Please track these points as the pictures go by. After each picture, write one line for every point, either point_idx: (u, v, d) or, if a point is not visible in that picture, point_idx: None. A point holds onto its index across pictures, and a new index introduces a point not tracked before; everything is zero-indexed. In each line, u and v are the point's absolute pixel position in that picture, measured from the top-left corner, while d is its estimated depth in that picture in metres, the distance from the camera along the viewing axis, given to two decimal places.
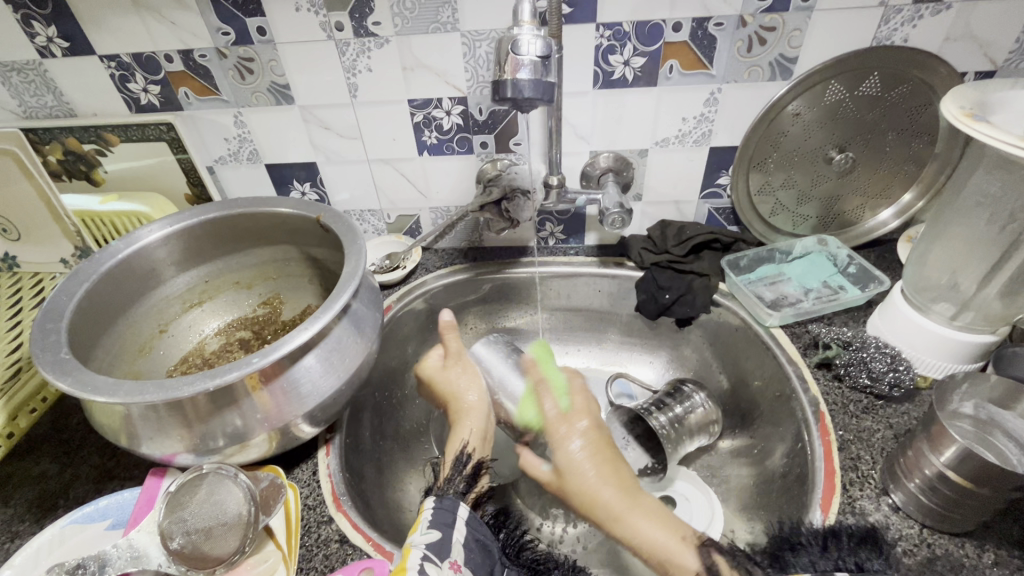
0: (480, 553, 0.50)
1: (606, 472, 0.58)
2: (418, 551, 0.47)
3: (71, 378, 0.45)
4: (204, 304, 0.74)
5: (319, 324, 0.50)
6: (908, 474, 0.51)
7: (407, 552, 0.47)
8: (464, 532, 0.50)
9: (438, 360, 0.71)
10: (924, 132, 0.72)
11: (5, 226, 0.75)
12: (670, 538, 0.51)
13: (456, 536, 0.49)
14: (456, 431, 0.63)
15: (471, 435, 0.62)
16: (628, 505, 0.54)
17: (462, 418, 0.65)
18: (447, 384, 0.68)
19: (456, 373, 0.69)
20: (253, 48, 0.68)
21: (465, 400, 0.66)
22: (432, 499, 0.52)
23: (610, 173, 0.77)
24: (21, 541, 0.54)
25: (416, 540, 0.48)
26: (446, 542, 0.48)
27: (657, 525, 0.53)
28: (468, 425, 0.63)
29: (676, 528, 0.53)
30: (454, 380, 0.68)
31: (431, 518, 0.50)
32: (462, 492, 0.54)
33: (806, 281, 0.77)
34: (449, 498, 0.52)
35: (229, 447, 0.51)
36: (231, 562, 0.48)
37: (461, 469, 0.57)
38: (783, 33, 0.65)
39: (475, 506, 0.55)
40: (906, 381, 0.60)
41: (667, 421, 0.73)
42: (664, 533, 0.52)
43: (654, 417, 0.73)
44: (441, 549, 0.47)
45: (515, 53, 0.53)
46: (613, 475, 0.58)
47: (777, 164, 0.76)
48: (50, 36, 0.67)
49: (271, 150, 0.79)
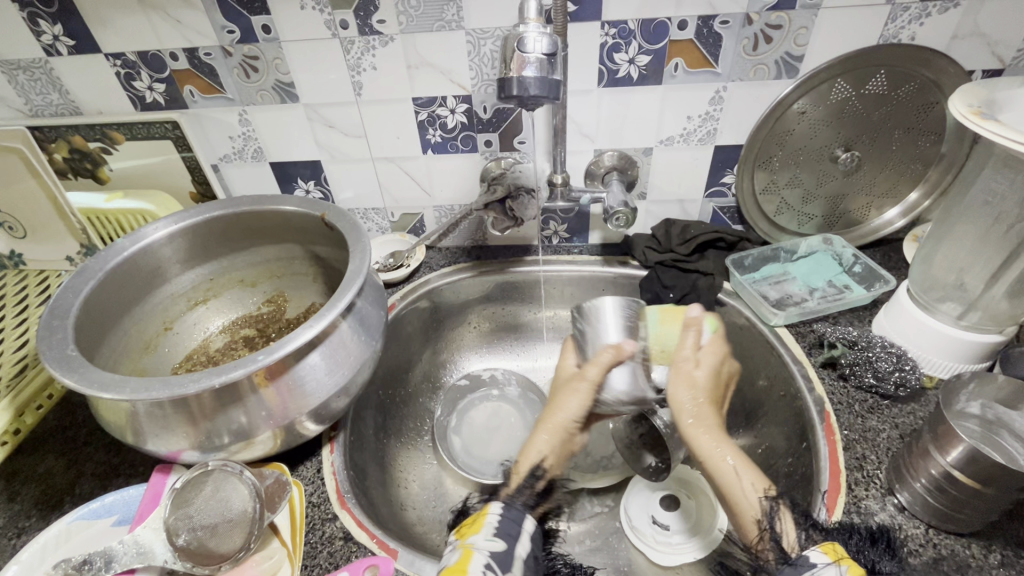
0: (535, 569, 0.48)
1: (699, 403, 0.55)
2: (480, 557, 0.45)
3: (78, 375, 0.45)
4: (209, 302, 0.74)
5: (325, 322, 0.50)
6: (913, 474, 0.51)
7: (468, 555, 0.46)
8: (526, 546, 0.48)
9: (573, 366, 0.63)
10: (931, 130, 0.71)
11: (11, 224, 0.75)
12: (727, 466, 0.51)
13: (521, 552, 0.47)
14: (532, 440, 0.57)
15: (548, 449, 0.56)
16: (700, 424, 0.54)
17: (548, 427, 0.58)
18: (556, 392, 0.61)
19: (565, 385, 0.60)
20: (257, 46, 0.68)
21: (557, 414, 0.58)
22: (499, 506, 0.51)
23: (614, 171, 0.77)
24: (27, 537, 0.54)
25: (479, 543, 0.47)
26: (509, 555, 0.47)
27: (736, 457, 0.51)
28: (549, 436, 0.57)
29: (750, 473, 0.51)
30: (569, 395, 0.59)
31: (498, 526, 0.49)
32: (530, 506, 0.52)
33: (811, 280, 0.77)
34: (516, 509, 0.50)
35: (235, 444, 0.51)
36: (237, 559, 0.48)
37: (531, 484, 0.53)
38: (789, 31, 0.64)
39: (541, 522, 0.52)
40: (912, 381, 0.60)
41: None
42: (734, 461, 0.51)
43: None
44: (504, 559, 0.46)
45: (521, 51, 0.53)
46: (697, 408, 0.55)
47: (783, 162, 0.75)
48: (56, 34, 0.68)
49: (276, 148, 0.79)
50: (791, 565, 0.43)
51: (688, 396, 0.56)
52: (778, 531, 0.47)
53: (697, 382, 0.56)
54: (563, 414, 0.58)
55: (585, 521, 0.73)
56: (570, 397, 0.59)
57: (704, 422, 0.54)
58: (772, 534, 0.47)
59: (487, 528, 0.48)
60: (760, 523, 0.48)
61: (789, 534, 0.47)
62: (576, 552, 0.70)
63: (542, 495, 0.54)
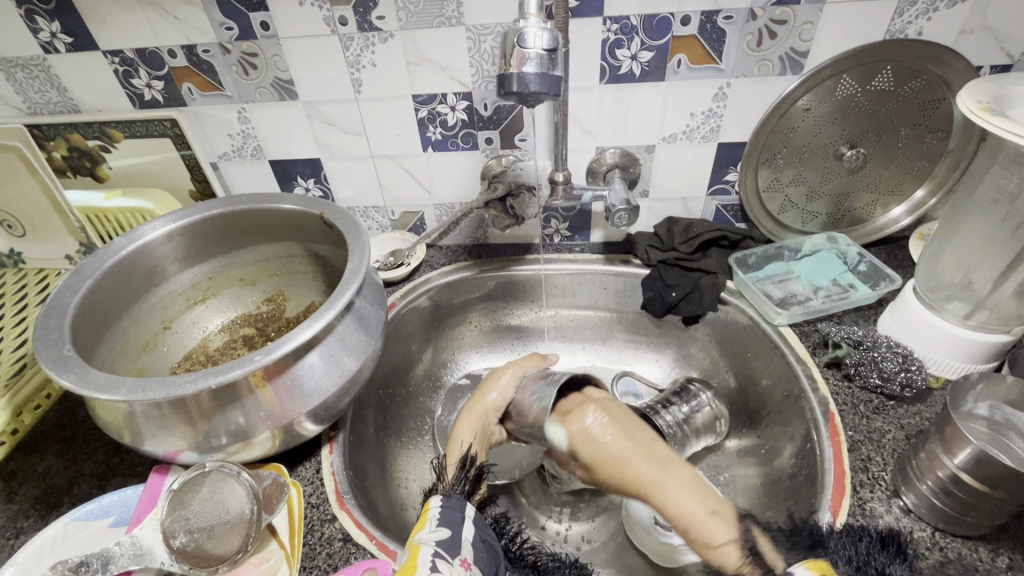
0: (488, 553, 0.48)
1: (638, 446, 0.51)
2: (427, 549, 0.45)
3: (74, 375, 0.45)
4: (208, 301, 0.74)
5: (323, 321, 0.49)
6: (920, 476, 0.50)
7: (416, 550, 0.45)
8: (472, 530, 0.48)
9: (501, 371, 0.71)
10: (937, 127, 0.70)
11: (10, 222, 0.75)
12: (695, 500, 0.46)
13: (466, 535, 0.47)
14: (459, 428, 0.63)
15: (473, 435, 0.62)
16: (662, 471, 0.49)
17: (467, 418, 0.64)
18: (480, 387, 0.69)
19: (488, 379, 0.68)
20: (256, 43, 0.68)
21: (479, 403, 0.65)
22: (440, 497, 0.50)
23: (616, 169, 0.76)
24: (26, 537, 0.54)
25: (425, 537, 0.46)
26: (457, 540, 0.46)
27: (694, 496, 0.47)
28: (471, 425, 0.63)
29: (710, 498, 0.47)
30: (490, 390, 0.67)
31: (439, 516, 0.48)
32: (466, 494, 0.53)
33: (815, 279, 0.76)
34: (457, 497, 0.50)
35: (232, 445, 0.50)
36: (234, 561, 0.48)
37: (464, 473, 0.55)
38: (794, 27, 0.63)
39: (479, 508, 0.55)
40: (918, 381, 0.59)
41: (675, 420, 0.72)
42: (698, 499, 0.46)
43: (660, 416, 0.72)
44: (451, 546, 0.46)
45: (521, 46, 0.52)
46: (634, 443, 0.52)
47: (787, 160, 0.75)
48: (53, 31, 0.67)
49: (275, 146, 0.78)
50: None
51: (598, 431, 0.53)
52: (756, 550, 0.44)
53: (613, 420, 0.54)
54: (483, 404, 0.65)
55: (586, 521, 0.72)
56: (490, 387, 0.67)
57: (642, 464, 0.49)
58: (754, 554, 0.44)
59: (430, 521, 0.48)
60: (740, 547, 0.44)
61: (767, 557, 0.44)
62: (577, 552, 0.69)
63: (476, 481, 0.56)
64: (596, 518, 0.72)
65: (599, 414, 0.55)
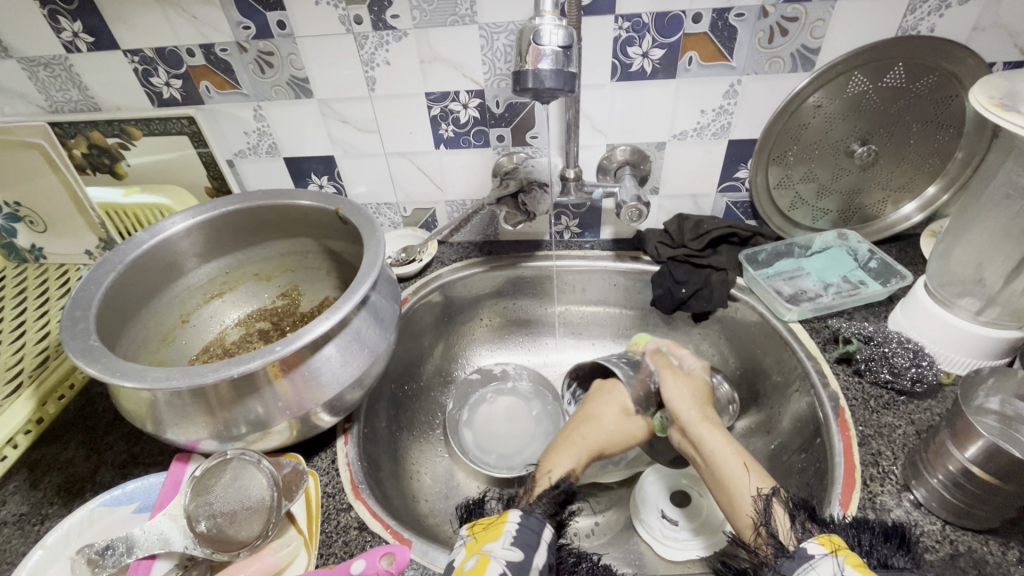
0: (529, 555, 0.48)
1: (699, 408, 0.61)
2: (496, 564, 0.46)
3: (100, 365, 0.46)
4: (224, 295, 0.75)
5: (341, 314, 0.50)
6: (930, 470, 0.50)
7: (485, 561, 0.46)
8: (543, 557, 0.48)
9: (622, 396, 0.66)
10: (949, 123, 0.70)
11: (33, 218, 0.77)
12: (735, 460, 0.54)
13: (536, 562, 0.47)
14: (555, 456, 0.60)
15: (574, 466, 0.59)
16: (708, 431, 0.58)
17: (571, 442, 0.62)
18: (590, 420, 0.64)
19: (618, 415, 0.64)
20: (272, 42, 0.69)
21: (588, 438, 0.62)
22: (519, 514, 0.51)
23: (627, 166, 0.77)
24: (51, 523, 0.56)
25: (496, 552, 0.47)
26: (526, 564, 0.47)
27: (732, 454, 0.55)
28: (572, 455, 0.60)
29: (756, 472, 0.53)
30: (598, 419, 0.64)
31: (515, 535, 0.49)
32: (547, 513, 0.53)
33: (826, 275, 0.76)
34: (535, 519, 0.51)
35: (252, 435, 0.51)
36: (255, 546, 0.49)
37: (552, 494, 0.55)
38: (806, 23, 0.64)
39: (559, 530, 0.54)
40: (929, 376, 0.59)
41: None
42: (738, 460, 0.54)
43: None
44: (520, 568, 0.46)
45: (537, 43, 0.53)
46: (699, 412, 0.61)
47: (798, 157, 0.75)
48: (75, 31, 0.69)
49: (289, 143, 0.80)
50: (791, 559, 0.44)
51: (679, 403, 0.62)
52: (773, 528, 0.48)
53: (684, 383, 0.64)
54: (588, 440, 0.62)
55: (594, 517, 0.73)
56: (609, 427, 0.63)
57: (695, 424, 0.59)
58: (768, 530, 0.48)
59: (505, 536, 0.49)
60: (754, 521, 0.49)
61: (784, 530, 0.48)
62: (587, 546, 0.70)
63: (563, 502, 0.56)
64: (606, 512, 0.73)
65: (687, 395, 0.63)
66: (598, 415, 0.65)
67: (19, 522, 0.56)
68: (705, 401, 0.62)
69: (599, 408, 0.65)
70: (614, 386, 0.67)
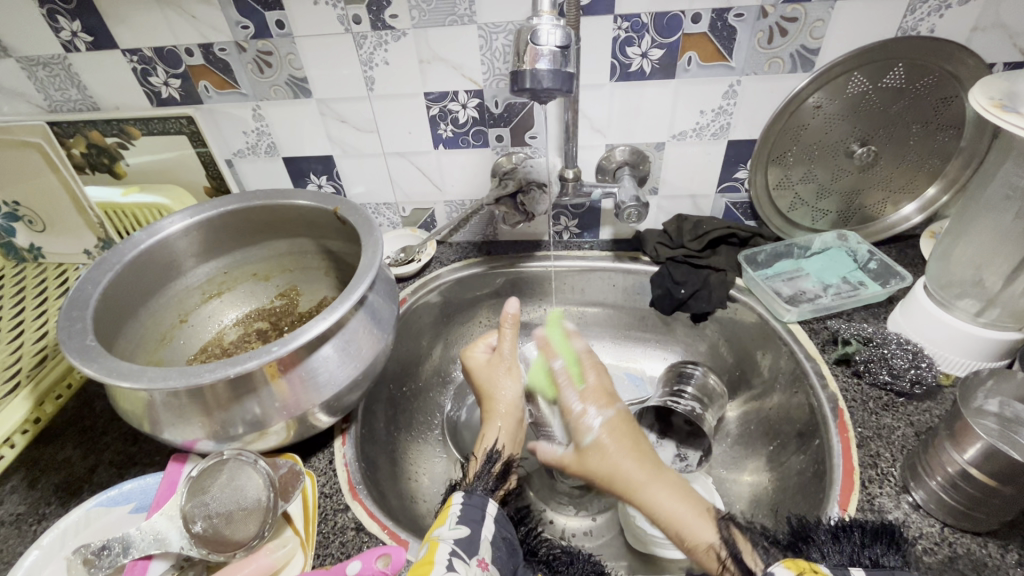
0: (508, 550, 0.49)
1: (636, 455, 0.55)
2: (445, 546, 0.46)
3: (96, 364, 0.46)
4: (223, 295, 0.75)
5: (338, 314, 0.50)
6: (930, 471, 0.50)
7: (435, 546, 0.46)
8: (493, 530, 0.49)
9: (484, 353, 0.70)
10: (950, 124, 0.70)
11: (31, 217, 0.77)
12: (684, 507, 0.51)
13: (485, 534, 0.48)
14: (486, 428, 0.62)
15: (500, 433, 0.61)
16: (650, 475, 0.54)
17: (495, 414, 0.63)
18: (484, 380, 0.67)
19: (498, 369, 0.67)
20: (271, 41, 0.69)
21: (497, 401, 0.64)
22: (462, 495, 0.52)
23: (626, 166, 0.76)
24: (48, 523, 0.56)
25: (444, 535, 0.47)
26: (475, 539, 0.47)
27: (675, 496, 0.52)
28: (499, 423, 0.62)
29: (695, 501, 0.52)
30: (494, 379, 0.66)
31: (460, 514, 0.50)
32: (490, 490, 0.54)
33: (825, 276, 0.76)
34: (477, 495, 0.52)
35: (249, 435, 0.51)
36: (251, 547, 0.49)
37: (490, 467, 0.56)
38: (805, 24, 0.64)
39: (503, 502, 0.55)
40: (928, 378, 0.59)
41: (694, 401, 0.75)
42: (685, 502, 0.52)
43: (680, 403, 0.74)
44: (469, 546, 0.46)
45: (534, 43, 0.53)
46: (642, 463, 0.55)
47: (797, 157, 0.75)
48: (74, 31, 0.69)
49: (289, 144, 0.80)
50: None
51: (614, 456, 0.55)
52: (738, 554, 0.47)
53: (615, 439, 0.57)
54: (500, 402, 0.64)
55: (593, 517, 0.72)
56: (503, 381, 0.66)
57: (639, 471, 0.54)
58: (733, 557, 0.47)
59: (449, 518, 0.49)
60: (719, 553, 0.48)
61: (748, 555, 0.47)
62: (584, 547, 0.70)
63: (502, 477, 0.56)
64: (606, 512, 0.72)
65: (617, 442, 0.56)
66: (487, 381, 0.67)
67: (16, 522, 0.56)
68: (637, 440, 0.58)
69: (486, 375, 0.67)
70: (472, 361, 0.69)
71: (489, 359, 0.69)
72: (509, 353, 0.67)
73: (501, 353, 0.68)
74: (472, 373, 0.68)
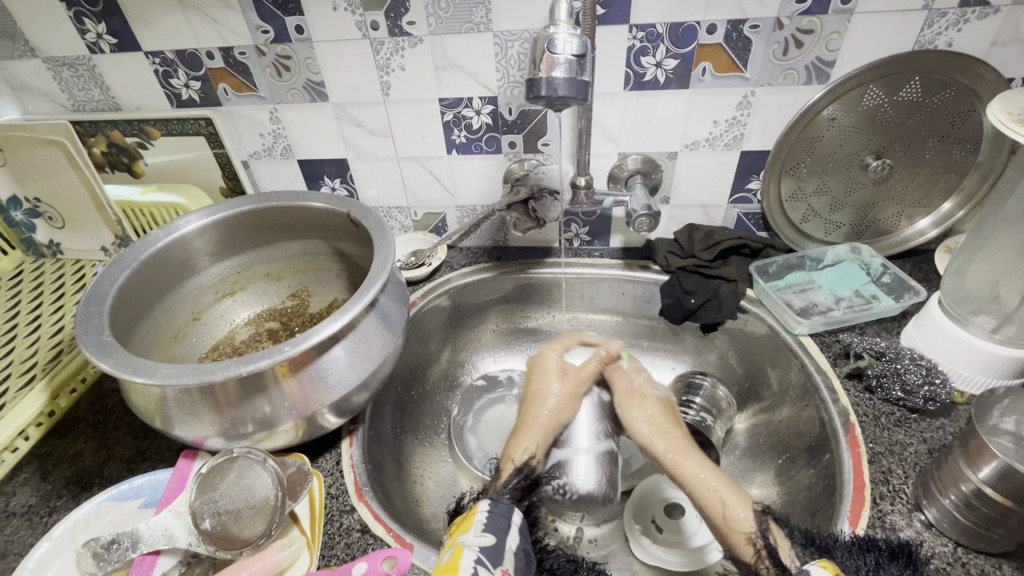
0: (526, 561, 0.49)
1: (665, 431, 0.63)
2: (471, 554, 0.46)
3: (112, 359, 0.47)
4: (235, 295, 0.76)
5: (350, 315, 0.51)
6: (942, 490, 0.49)
7: (460, 552, 0.46)
8: (515, 539, 0.49)
9: (556, 361, 0.72)
10: (966, 139, 0.70)
11: (51, 214, 0.79)
12: (714, 490, 0.54)
13: (509, 544, 0.48)
14: (521, 437, 0.64)
15: (536, 445, 0.63)
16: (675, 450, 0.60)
17: (532, 423, 0.65)
18: (534, 387, 0.70)
19: (551, 380, 0.70)
20: (290, 46, 0.70)
21: (539, 411, 0.67)
22: (487, 503, 0.52)
23: (637, 175, 0.77)
24: (58, 515, 0.56)
25: (470, 541, 0.48)
26: (499, 548, 0.47)
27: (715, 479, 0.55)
28: (534, 434, 0.64)
29: (728, 489, 0.54)
30: (539, 387, 0.70)
31: (485, 522, 0.50)
32: (515, 500, 0.56)
33: (837, 289, 0.75)
34: (503, 504, 0.52)
35: (258, 434, 0.52)
36: (258, 545, 0.49)
37: (517, 479, 0.58)
38: (821, 36, 0.64)
39: (527, 513, 0.56)
40: (942, 396, 0.58)
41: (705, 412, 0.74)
42: (722, 485, 0.54)
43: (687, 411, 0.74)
44: (494, 555, 0.47)
45: (551, 51, 0.53)
46: (670, 437, 0.62)
47: (810, 169, 0.74)
48: (100, 33, 0.70)
49: (304, 146, 0.81)
50: None
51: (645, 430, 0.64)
52: (772, 544, 0.49)
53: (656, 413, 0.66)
54: (541, 413, 0.66)
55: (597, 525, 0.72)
56: (550, 393, 0.68)
57: (673, 452, 0.60)
58: (769, 550, 0.49)
59: (476, 525, 0.49)
60: (754, 544, 0.49)
61: (783, 547, 0.49)
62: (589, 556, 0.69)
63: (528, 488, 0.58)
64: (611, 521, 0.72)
65: (651, 409, 0.66)
66: (536, 390, 0.70)
67: (28, 513, 0.56)
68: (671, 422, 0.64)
69: (538, 382, 0.70)
70: (544, 367, 0.72)
71: (551, 366, 0.72)
72: (562, 366, 0.72)
73: (554, 366, 0.72)
74: (534, 380, 0.71)
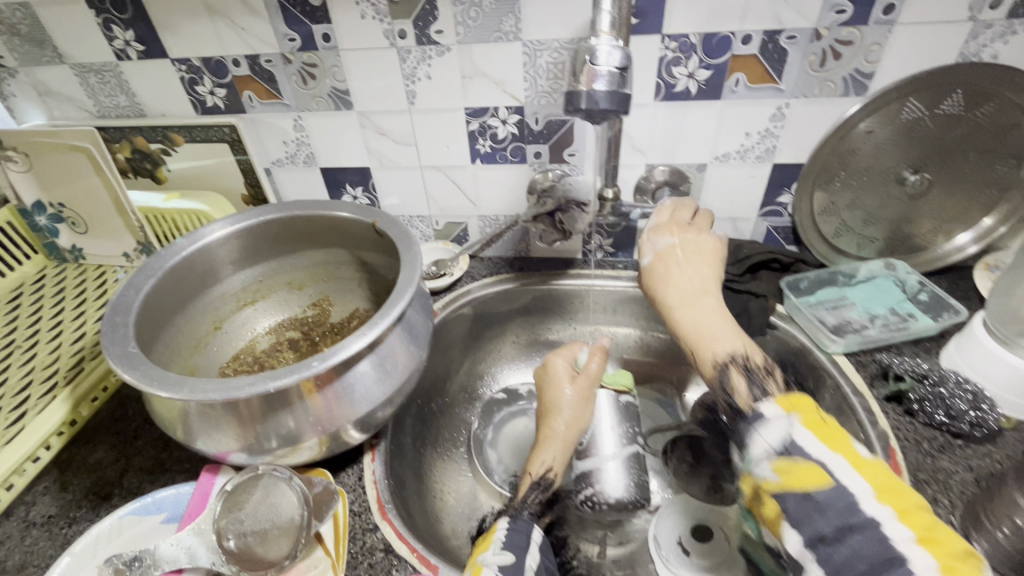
0: None
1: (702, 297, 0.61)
2: (489, 572, 0.44)
3: (138, 372, 0.46)
4: (257, 303, 0.75)
5: (378, 330, 0.49)
6: (994, 523, 0.47)
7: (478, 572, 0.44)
8: (537, 558, 0.48)
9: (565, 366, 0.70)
10: (1010, 154, 0.67)
11: (74, 219, 0.79)
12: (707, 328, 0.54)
13: (529, 562, 0.47)
14: (538, 451, 0.64)
15: (555, 460, 0.63)
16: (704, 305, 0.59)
17: (551, 435, 0.65)
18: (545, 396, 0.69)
19: (566, 386, 0.68)
20: (317, 54, 0.70)
21: (554, 424, 0.66)
22: (506, 522, 0.51)
23: (665, 187, 0.75)
24: (78, 527, 0.55)
25: (489, 560, 0.46)
26: (519, 566, 0.45)
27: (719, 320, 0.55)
28: (552, 447, 0.64)
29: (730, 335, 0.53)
30: (551, 393, 0.68)
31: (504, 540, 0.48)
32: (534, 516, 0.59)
33: (872, 306, 0.73)
34: (522, 521, 0.51)
35: (282, 449, 0.51)
36: (282, 566, 0.48)
37: (536, 495, 0.61)
38: (861, 47, 0.62)
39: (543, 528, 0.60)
40: (989, 422, 0.56)
41: None
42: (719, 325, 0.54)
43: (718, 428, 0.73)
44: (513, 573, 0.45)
45: (592, 63, 0.52)
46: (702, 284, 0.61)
47: (844, 183, 0.73)
48: (127, 39, 0.70)
49: (327, 154, 0.80)
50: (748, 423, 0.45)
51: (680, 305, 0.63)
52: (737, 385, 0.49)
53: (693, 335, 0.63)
54: (556, 428, 0.65)
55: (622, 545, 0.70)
56: (564, 402, 0.67)
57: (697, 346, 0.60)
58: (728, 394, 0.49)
59: (494, 544, 0.48)
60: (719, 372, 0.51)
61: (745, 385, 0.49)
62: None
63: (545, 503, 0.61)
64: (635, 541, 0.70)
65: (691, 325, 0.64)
66: (549, 399, 0.68)
67: (48, 524, 0.56)
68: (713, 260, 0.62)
69: (548, 387, 0.69)
70: (552, 369, 0.71)
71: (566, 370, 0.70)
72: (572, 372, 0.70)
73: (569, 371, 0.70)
74: (542, 388, 0.71)
